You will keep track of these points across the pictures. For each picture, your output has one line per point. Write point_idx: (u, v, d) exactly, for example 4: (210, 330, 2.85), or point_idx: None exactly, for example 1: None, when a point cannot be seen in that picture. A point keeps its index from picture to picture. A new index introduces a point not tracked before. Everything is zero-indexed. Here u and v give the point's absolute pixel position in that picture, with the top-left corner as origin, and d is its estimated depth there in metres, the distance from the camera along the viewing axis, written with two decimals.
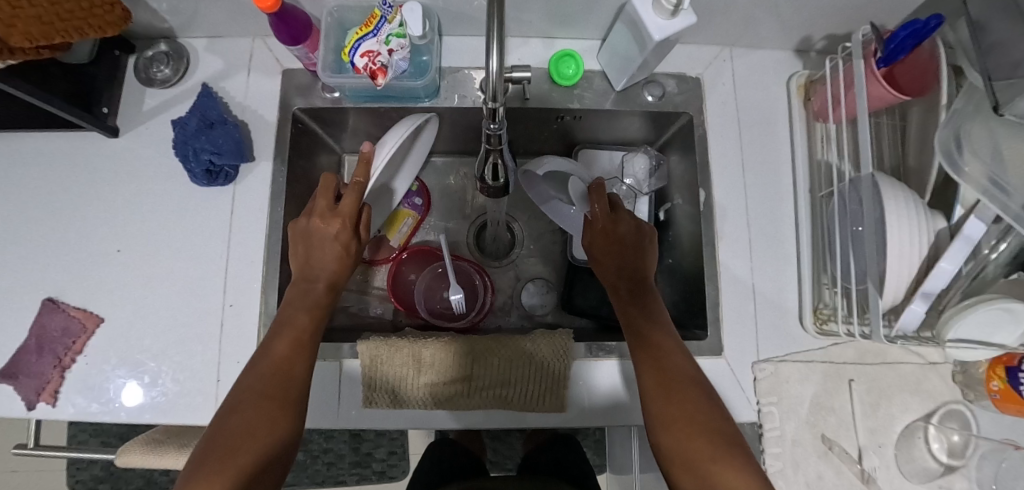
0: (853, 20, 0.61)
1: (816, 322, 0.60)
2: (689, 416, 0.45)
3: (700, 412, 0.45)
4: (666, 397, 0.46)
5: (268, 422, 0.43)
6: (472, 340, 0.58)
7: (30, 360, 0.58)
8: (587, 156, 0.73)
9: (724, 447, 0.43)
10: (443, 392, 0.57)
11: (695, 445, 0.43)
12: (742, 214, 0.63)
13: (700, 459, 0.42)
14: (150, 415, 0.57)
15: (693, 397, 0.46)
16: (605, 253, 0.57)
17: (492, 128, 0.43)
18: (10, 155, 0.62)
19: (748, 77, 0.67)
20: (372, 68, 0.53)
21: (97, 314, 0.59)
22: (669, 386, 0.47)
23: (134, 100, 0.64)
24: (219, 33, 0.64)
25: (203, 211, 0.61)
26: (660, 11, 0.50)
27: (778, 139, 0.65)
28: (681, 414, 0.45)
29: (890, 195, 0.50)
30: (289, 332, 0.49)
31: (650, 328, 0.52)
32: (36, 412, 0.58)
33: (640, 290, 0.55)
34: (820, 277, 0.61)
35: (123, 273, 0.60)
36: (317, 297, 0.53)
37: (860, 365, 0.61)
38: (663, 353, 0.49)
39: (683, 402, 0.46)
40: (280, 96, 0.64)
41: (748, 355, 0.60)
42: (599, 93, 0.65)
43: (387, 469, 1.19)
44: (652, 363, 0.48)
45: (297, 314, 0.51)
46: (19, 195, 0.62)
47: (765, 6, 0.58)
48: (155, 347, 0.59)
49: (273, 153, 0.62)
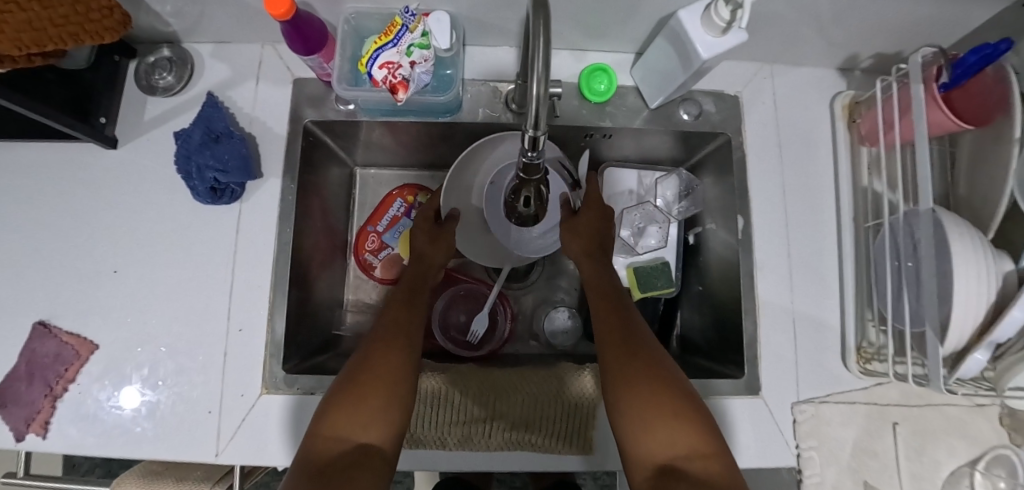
0: (907, 39, 0.57)
1: (860, 361, 0.56)
2: (649, 371, 0.45)
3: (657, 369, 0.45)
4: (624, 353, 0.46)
5: (371, 413, 0.43)
6: (498, 374, 0.56)
7: (21, 387, 0.55)
8: (614, 176, 0.69)
9: (680, 400, 0.43)
10: (467, 430, 0.53)
11: (650, 401, 0.43)
12: (782, 242, 0.59)
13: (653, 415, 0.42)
14: (147, 450, 0.53)
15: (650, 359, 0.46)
16: (582, 219, 0.56)
17: (530, 157, 0.40)
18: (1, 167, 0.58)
19: (788, 96, 0.63)
20: (392, 81, 0.49)
21: (91, 340, 0.55)
22: (629, 344, 0.47)
23: (133, 109, 0.60)
24: (226, 38, 0.60)
25: (207, 230, 0.57)
26: (710, 28, 0.46)
27: (821, 164, 0.61)
28: (641, 369, 0.45)
29: (955, 233, 0.46)
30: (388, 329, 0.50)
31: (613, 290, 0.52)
32: (25, 444, 0.54)
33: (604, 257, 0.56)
34: (865, 313, 0.57)
35: (120, 296, 0.56)
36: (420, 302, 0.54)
37: (904, 407, 0.57)
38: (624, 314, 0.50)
39: (642, 359, 0.46)
40: (291, 107, 0.59)
41: (787, 395, 0.57)
42: (632, 110, 0.61)
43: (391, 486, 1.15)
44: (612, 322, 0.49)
45: (398, 312, 0.52)
46: (8, 210, 0.57)
47: (815, 22, 0.54)
48: (152, 377, 0.55)
49: (282, 168, 0.58)
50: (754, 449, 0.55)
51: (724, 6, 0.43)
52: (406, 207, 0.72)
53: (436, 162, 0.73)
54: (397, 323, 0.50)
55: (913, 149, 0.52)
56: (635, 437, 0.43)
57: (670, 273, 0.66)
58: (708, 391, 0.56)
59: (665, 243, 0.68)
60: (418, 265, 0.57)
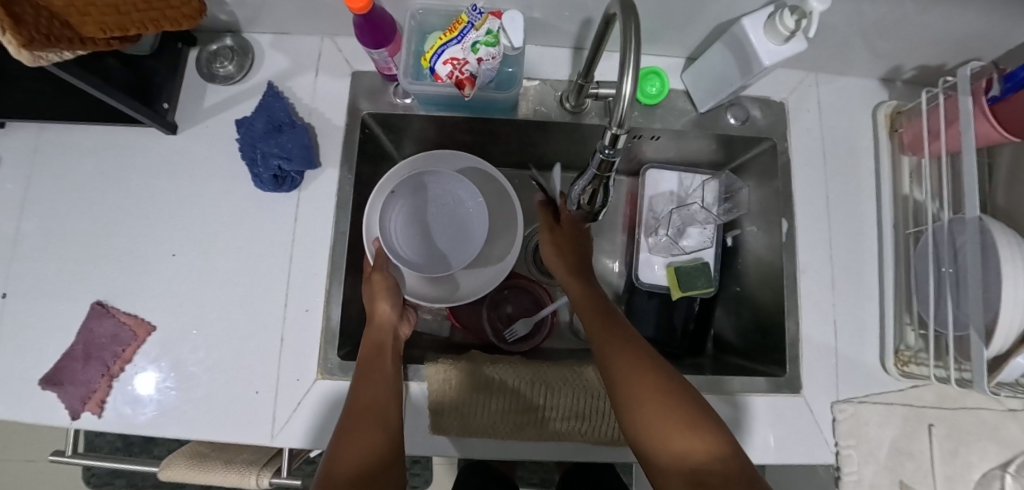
0: (951, 53, 0.58)
1: (898, 364, 0.58)
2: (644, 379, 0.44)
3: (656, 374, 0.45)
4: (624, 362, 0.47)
5: (354, 455, 0.41)
6: (542, 367, 0.56)
7: (77, 367, 0.56)
8: (655, 177, 0.70)
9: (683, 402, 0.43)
10: (516, 419, 0.54)
11: (652, 411, 0.42)
12: (822, 246, 0.61)
13: (658, 420, 0.42)
14: (201, 431, 0.54)
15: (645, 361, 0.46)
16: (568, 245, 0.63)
17: (606, 154, 0.42)
18: (72, 151, 0.60)
19: (831, 105, 0.65)
20: (459, 77, 0.50)
21: (149, 322, 0.56)
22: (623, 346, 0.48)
23: (193, 96, 0.61)
24: (287, 29, 0.61)
25: (265, 217, 0.58)
26: (773, 36, 0.47)
27: (862, 172, 0.63)
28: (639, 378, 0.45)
29: (1001, 241, 0.48)
30: (362, 397, 0.46)
31: (606, 310, 0.54)
32: (80, 422, 0.55)
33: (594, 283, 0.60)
34: (903, 316, 0.59)
35: (180, 278, 0.57)
36: (387, 369, 0.50)
37: (940, 409, 0.58)
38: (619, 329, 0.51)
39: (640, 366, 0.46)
40: (349, 99, 0.61)
41: (827, 393, 0.58)
42: (681, 113, 0.63)
43: (409, 479, 1.12)
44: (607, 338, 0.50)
45: (368, 383, 0.48)
46: (79, 193, 0.60)
47: (864, 34, 0.56)
48: (208, 359, 0.56)
49: (340, 159, 0.59)
50: (794, 446, 0.57)
51: (789, 15, 0.45)
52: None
53: (481, 159, 0.74)
54: (366, 394, 0.47)
55: (959, 158, 0.54)
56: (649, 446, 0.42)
57: (709, 272, 0.67)
58: (750, 388, 0.58)
59: (705, 244, 0.69)
60: (370, 329, 0.54)
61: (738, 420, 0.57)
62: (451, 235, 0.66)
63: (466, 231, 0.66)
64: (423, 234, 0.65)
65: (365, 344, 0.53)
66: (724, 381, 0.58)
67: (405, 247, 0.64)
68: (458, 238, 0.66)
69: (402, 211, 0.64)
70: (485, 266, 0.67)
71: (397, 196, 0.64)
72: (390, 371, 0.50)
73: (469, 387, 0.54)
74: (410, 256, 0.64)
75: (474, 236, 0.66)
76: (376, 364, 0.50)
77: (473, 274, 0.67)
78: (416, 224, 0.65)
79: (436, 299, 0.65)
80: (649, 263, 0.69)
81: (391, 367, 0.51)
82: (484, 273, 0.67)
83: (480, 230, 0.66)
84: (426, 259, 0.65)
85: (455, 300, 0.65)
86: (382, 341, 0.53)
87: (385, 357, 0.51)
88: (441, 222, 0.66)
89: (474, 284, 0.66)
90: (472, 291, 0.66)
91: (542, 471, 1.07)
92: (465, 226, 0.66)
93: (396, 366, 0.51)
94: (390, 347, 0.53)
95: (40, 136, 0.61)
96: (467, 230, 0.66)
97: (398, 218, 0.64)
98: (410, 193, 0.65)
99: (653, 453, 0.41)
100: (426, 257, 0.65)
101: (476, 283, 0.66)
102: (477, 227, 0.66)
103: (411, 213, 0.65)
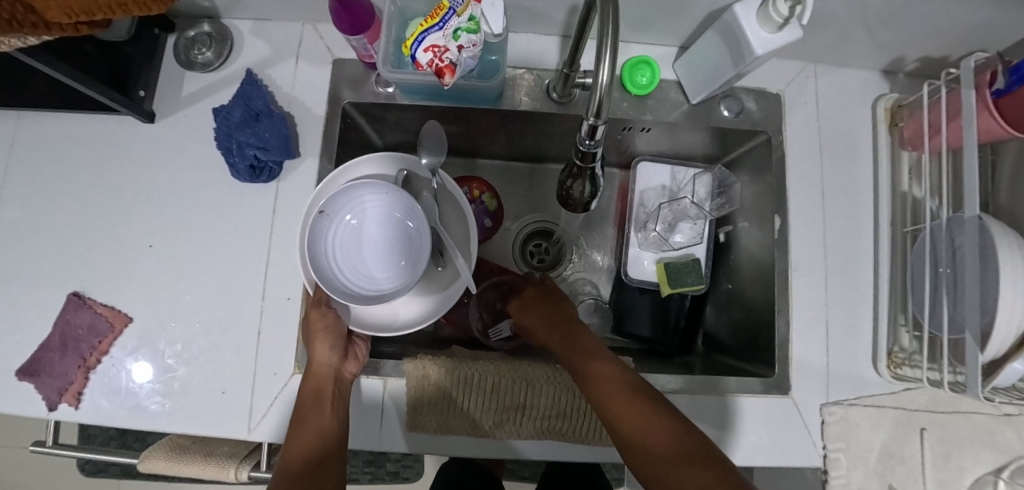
0: (956, 45, 0.56)
1: (891, 366, 0.57)
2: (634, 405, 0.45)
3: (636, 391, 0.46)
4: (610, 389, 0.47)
5: None
6: (523, 365, 0.55)
7: (53, 358, 0.55)
8: (647, 169, 0.68)
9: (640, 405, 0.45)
10: (496, 416, 0.53)
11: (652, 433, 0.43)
12: (816, 244, 0.60)
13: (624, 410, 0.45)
14: (177, 425, 0.54)
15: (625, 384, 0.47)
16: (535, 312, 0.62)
17: (587, 145, 0.41)
18: (49, 139, 0.59)
19: (830, 97, 0.62)
20: (439, 65, 0.47)
21: (126, 313, 0.56)
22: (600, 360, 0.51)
23: (172, 84, 0.60)
24: (266, 15, 0.60)
25: (244, 207, 0.57)
26: (766, 24, 0.45)
27: (860, 167, 0.61)
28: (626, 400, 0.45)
29: (1002, 240, 0.46)
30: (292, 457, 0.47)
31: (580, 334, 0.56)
32: (57, 414, 0.54)
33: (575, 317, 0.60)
34: (897, 317, 0.58)
35: (156, 269, 0.57)
36: (325, 422, 0.47)
37: (933, 413, 0.57)
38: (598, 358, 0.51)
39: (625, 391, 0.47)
40: (329, 87, 0.59)
41: (816, 395, 0.57)
42: (673, 105, 0.61)
43: (401, 470, 1.11)
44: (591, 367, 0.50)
45: (306, 446, 0.46)
46: (57, 183, 0.59)
47: (865, 23, 0.54)
48: (185, 351, 0.55)
49: (320, 150, 0.58)
50: (780, 448, 0.55)
51: (783, 1, 0.42)
52: (471, 199, 0.70)
53: (468, 151, 0.73)
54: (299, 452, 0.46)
55: (960, 154, 0.51)
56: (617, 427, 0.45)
57: (700, 269, 0.66)
58: (734, 388, 0.56)
59: (696, 240, 0.67)
60: (308, 377, 0.50)
61: (722, 422, 0.56)
62: (392, 256, 0.56)
63: (411, 259, 0.54)
64: (361, 258, 0.55)
65: (302, 394, 0.49)
66: (714, 381, 0.56)
67: (338, 271, 0.53)
68: (401, 266, 0.55)
69: (339, 231, 0.54)
70: (427, 295, 0.57)
71: (331, 215, 0.53)
72: (330, 423, 0.48)
73: (446, 383, 0.53)
74: (343, 283, 0.53)
75: (417, 260, 0.54)
76: (309, 418, 0.47)
77: (415, 302, 0.57)
78: (353, 247, 0.55)
79: (375, 325, 0.55)
80: (639, 259, 0.67)
81: (331, 418, 0.48)
82: (427, 300, 0.57)
83: (420, 256, 0.54)
84: (361, 288, 0.53)
85: (393, 330, 0.54)
86: (319, 388, 0.49)
87: (322, 409, 0.48)
88: (385, 246, 0.56)
89: (413, 314, 0.56)
90: (409, 321, 0.56)
91: (533, 465, 1.06)
92: (408, 245, 0.55)
93: (337, 415, 0.48)
94: (329, 396, 0.49)
95: (17, 123, 0.60)
96: (405, 259, 0.55)
97: (334, 239, 0.54)
98: (350, 211, 0.54)
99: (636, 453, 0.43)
100: (361, 286, 0.54)
101: (414, 313, 0.56)
102: (419, 252, 0.54)
103: (351, 234, 0.55)
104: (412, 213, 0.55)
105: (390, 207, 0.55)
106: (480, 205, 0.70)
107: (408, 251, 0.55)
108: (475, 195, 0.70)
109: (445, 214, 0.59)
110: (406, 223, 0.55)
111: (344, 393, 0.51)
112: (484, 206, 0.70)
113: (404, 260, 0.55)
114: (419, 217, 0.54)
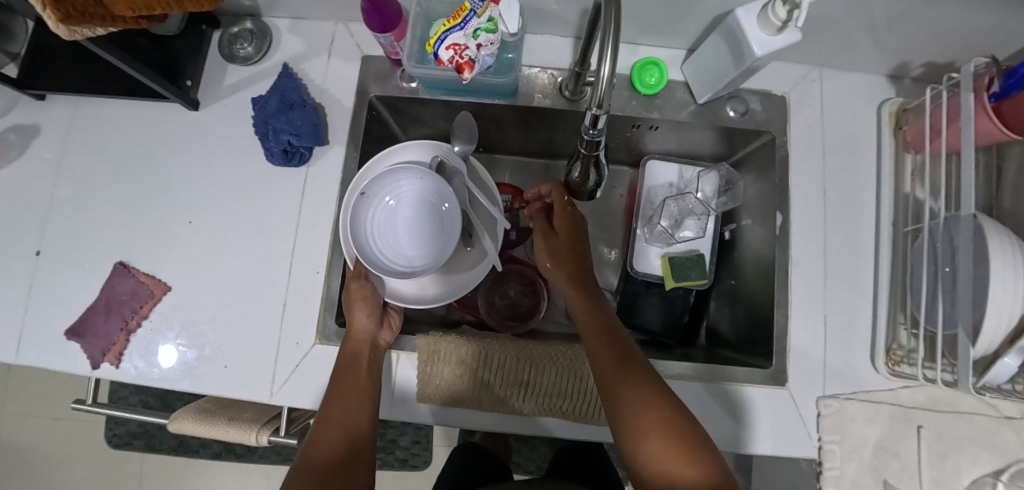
0: (959, 51, 0.58)
1: (889, 363, 0.58)
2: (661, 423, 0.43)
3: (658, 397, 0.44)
4: (659, 461, 0.41)
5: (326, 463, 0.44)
6: (532, 344, 0.58)
7: (98, 321, 0.60)
8: (655, 166, 0.70)
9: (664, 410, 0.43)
10: (499, 391, 0.56)
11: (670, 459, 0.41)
12: (818, 242, 0.61)
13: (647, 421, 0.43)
14: (206, 386, 0.58)
15: (663, 416, 0.43)
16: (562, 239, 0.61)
17: (591, 135, 0.44)
18: (105, 123, 0.66)
19: (835, 100, 0.65)
20: (459, 61, 0.51)
21: (165, 282, 0.61)
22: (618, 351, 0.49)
23: (215, 75, 0.65)
24: (303, 14, 0.65)
25: (276, 189, 0.62)
26: (766, 27, 0.47)
27: (863, 169, 0.63)
28: (646, 411, 0.43)
29: (993, 237, 0.48)
30: (335, 418, 0.48)
31: (604, 319, 0.53)
32: (99, 372, 0.60)
33: (596, 293, 0.57)
34: (897, 316, 0.59)
35: (194, 243, 0.62)
36: (362, 381, 0.51)
37: (930, 411, 0.57)
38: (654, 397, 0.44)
39: (679, 465, 0.40)
40: (358, 82, 0.64)
41: (814, 388, 0.58)
42: (680, 104, 0.63)
43: (409, 458, 1.15)
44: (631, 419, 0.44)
45: (344, 400, 0.49)
46: (108, 163, 0.65)
47: (868, 28, 0.56)
48: (218, 319, 0.60)
49: (346, 138, 0.63)
50: (774, 436, 0.57)
51: (781, 6, 0.45)
52: (509, 209, 0.72)
53: (484, 145, 0.77)
54: (339, 412, 0.48)
55: (959, 156, 0.53)
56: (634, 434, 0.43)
57: (704, 265, 0.68)
58: (731, 377, 0.58)
59: (701, 235, 0.69)
60: (346, 342, 0.53)
61: (720, 409, 0.58)
62: (423, 234, 0.60)
63: (443, 239, 0.60)
64: (395, 237, 0.60)
65: (340, 357, 0.52)
66: (716, 370, 0.58)
67: (375, 249, 0.58)
68: (431, 245, 0.60)
69: (377, 211, 0.59)
70: (454, 274, 0.63)
71: (370, 197, 0.58)
72: (366, 383, 0.51)
73: (454, 356, 0.56)
74: (379, 259, 0.58)
75: (448, 239, 0.59)
76: (347, 378, 0.50)
77: (444, 280, 0.62)
78: (389, 227, 0.60)
79: (406, 298, 0.60)
80: (645, 253, 0.69)
81: (367, 379, 0.51)
82: (455, 279, 0.62)
83: (451, 237, 0.59)
84: (396, 264, 0.58)
85: (424, 303, 0.60)
86: (356, 352, 0.52)
87: (360, 370, 0.51)
88: (417, 226, 0.60)
89: (441, 289, 0.61)
90: (437, 296, 0.61)
91: (539, 459, 1.09)
92: (438, 226, 0.60)
93: (372, 377, 0.52)
94: (365, 359, 0.52)
95: (77, 108, 0.66)
96: (437, 240, 0.60)
97: (372, 219, 0.59)
98: (388, 193, 0.59)
99: (652, 467, 0.42)
100: (394, 264, 0.59)
101: (441, 289, 0.61)
102: (449, 233, 0.60)
103: (387, 214, 0.60)
104: (444, 195, 0.59)
105: (427, 189, 0.60)
106: (514, 217, 0.72)
107: (440, 230, 0.60)
108: (514, 207, 0.72)
109: (472, 198, 0.64)
110: (441, 203, 0.60)
111: (377, 359, 0.54)
112: (517, 220, 0.72)
113: (435, 239, 0.60)
114: (452, 198, 0.59)
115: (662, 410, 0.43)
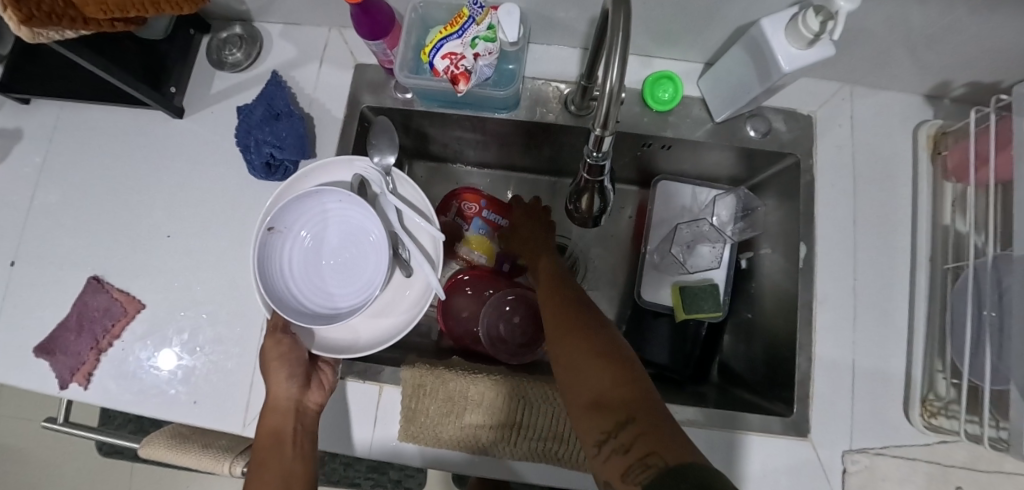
0: (1009, 71, 0.52)
1: (924, 415, 0.52)
2: (592, 348, 0.39)
3: (590, 329, 0.41)
4: (588, 375, 0.37)
5: None
6: (521, 382, 0.53)
7: (70, 338, 0.57)
8: (667, 188, 0.66)
9: (595, 337, 0.40)
10: (488, 433, 0.51)
11: (598, 374, 0.37)
12: (846, 276, 0.56)
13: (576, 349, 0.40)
14: (174, 414, 0.54)
15: (593, 343, 0.40)
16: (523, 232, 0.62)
17: (595, 157, 0.39)
18: (89, 129, 0.63)
19: (866, 121, 0.59)
20: (454, 72, 0.46)
21: (139, 299, 0.57)
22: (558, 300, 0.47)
23: (201, 81, 0.62)
24: (295, 19, 0.62)
25: (260, 203, 0.59)
26: (796, 40, 0.42)
27: (897, 197, 0.57)
28: (577, 340, 0.40)
29: None
30: None
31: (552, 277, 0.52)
32: (67, 392, 0.56)
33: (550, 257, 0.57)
34: (935, 362, 0.53)
35: (172, 259, 0.58)
36: (287, 461, 0.46)
37: (973, 472, 0.51)
38: (587, 328, 0.41)
39: (605, 375, 0.36)
40: (350, 92, 0.60)
41: (840, 441, 0.52)
42: (695, 122, 0.58)
43: (403, 479, 1.09)
44: (562, 358, 0.41)
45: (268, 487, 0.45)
46: (90, 170, 0.62)
47: (907, 43, 0.50)
48: (191, 341, 0.56)
49: (336, 151, 0.59)
50: None
51: (813, 17, 0.40)
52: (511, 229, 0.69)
53: (484, 160, 0.72)
54: None
55: (1010, 187, 0.47)
56: (568, 365, 0.39)
57: (718, 295, 0.62)
58: (746, 425, 0.52)
59: (715, 264, 0.64)
60: (268, 414, 0.49)
61: (733, 460, 0.52)
62: (349, 267, 0.54)
63: (371, 271, 0.53)
64: (319, 275, 0.54)
65: (263, 434, 0.48)
66: (730, 415, 0.53)
67: (295, 292, 0.52)
68: (358, 277, 0.54)
69: (294, 248, 0.53)
70: (391, 308, 0.55)
71: (283, 233, 0.52)
72: (291, 461, 0.47)
73: (440, 386, 0.52)
74: (299, 303, 0.52)
75: (375, 269, 0.53)
76: (270, 462, 0.46)
77: (380, 318, 0.54)
78: (311, 264, 0.54)
79: (338, 346, 0.53)
80: (655, 281, 0.65)
81: (291, 458, 0.47)
82: (393, 315, 0.54)
83: (381, 269, 0.52)
84: (320, 307, 0.52)
85: (359, 351, 0.52)
86: (278, 429, 0.48)
87: (283, 449, 0.47)
88: (342, 258, 0.54)
89: (378, 331, 0.54)
90: (373, 338, 0.53)
91: None
92: (364, 254, 0.54)
93: (300, 452, 0.47)
94: (289, 436, 0.47)
95: (61, 113, 0.63)
96: (365, 269, 0.54)
97: (289, 258, 0.53)
98: (304, 226, 0.53)
99: (587, 392, 0.37)
100: (319, 305, 0.53)
101: (378, 330, 0.54)
102: (377, 263, 0.53)
103: (307, 250, 0.54)
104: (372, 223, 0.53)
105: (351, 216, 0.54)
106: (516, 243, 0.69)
107: (366, 261, 0.54)
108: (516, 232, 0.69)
109: (406, 217, 0.56)
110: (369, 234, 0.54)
111: (307, 429, 0.49)
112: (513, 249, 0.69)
113: (362, 272, 0.54)
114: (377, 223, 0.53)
115: (595, 339, 0.40)
